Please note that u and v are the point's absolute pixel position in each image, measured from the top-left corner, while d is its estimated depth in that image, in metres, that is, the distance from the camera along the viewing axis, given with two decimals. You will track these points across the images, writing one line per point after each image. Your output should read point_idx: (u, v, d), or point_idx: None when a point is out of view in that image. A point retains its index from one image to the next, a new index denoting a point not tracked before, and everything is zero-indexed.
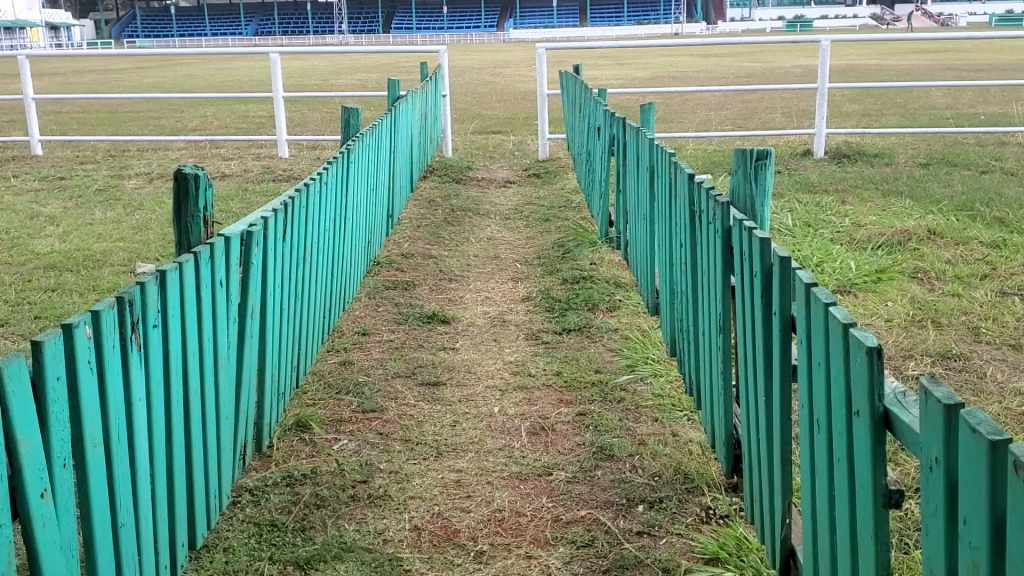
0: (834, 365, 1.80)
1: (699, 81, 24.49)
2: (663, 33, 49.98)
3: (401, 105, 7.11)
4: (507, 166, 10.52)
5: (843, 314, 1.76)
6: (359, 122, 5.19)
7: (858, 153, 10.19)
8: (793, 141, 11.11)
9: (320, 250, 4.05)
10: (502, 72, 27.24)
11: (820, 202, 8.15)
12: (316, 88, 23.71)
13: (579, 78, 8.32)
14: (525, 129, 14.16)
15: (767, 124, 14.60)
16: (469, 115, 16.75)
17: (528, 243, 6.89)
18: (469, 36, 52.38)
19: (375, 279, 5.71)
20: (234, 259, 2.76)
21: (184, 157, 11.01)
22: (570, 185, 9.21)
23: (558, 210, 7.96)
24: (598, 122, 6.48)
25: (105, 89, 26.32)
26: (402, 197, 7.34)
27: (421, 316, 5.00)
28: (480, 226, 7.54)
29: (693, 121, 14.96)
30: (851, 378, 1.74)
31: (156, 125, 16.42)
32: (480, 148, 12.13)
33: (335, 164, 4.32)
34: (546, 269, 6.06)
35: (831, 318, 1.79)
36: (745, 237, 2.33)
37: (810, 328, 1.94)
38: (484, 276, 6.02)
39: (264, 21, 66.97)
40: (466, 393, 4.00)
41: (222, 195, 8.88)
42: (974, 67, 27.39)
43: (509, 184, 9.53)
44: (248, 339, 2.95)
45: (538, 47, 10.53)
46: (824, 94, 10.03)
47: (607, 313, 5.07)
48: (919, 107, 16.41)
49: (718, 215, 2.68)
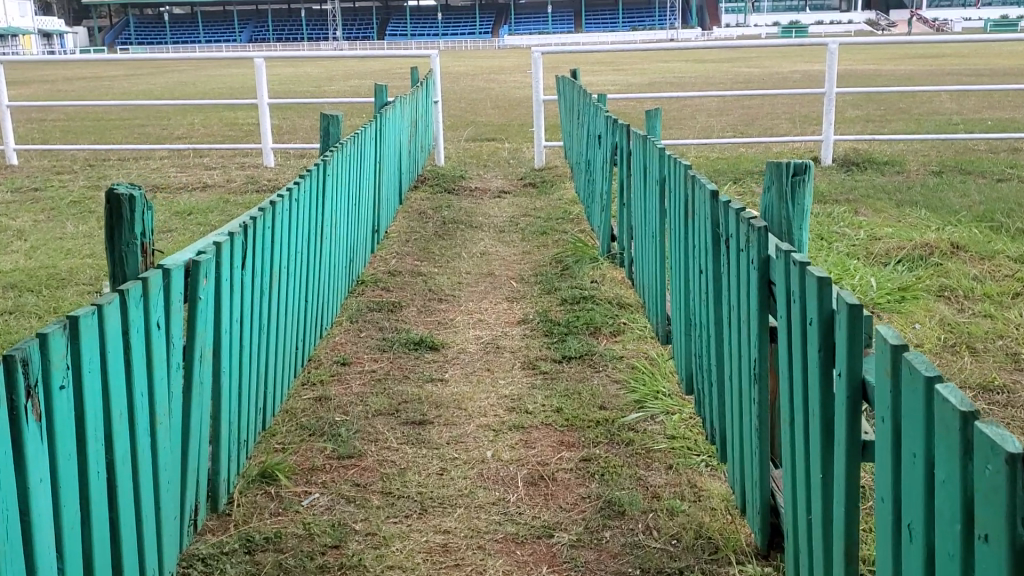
0: (942, 462, 1.38)
1: (697, 87, 24.13)
2: (659, 39, 49.69)
3: (388, 113, 6.68)
4: (502, 175, 10.11)
5: (960, 400, 1.33)
6: (339, 130, 4.75)
7: (867, 161, 9.79)
8: (799, 148, 10.71)
9: (292, 274, 3.62)
10: (496, 78, 26.86)
11: (832, 212, 7.75)
12: (309, 95, 23.34)
13: (577, 83, 7.91)
14: (521, 136, 13.77)
15: (770, 131, 14.21)
16: (463, 122, 16.32)
17: (523, 259, 6.46)
18: (463, 43, 52.05)
19: (358, 300, 5.28)
20: (176, 294, 2.33)
21: (165, 166, 10.58)
22: (568, 195, 8.80)
23: (556, 223, 7.54)
24: (597, 130, 6.06)
25: (94, 96, 25.93)
26: (389, 209, 6.92)
27: (407, 342, 4.57)
28: (473, 240, 7.12)
29: (693, 127, 14.58)
30: (974, 490, 1.31)
31: (142, 133, 15.99)
32: (474, 156, 11.72)
33: (310, 178, 3.88)
34: (544, 287, 5.63)
35: (939, 401, 1.37)
36: (795, 276, 1.91)
37: (899, 403, 1.52)
38: (477, 296, 5.59)
39: (259, 27, 66.62)
40: (455, 434, 3.56)
41: (202, 207, 8.45)
42: (975, 72, 27.05)
43: (505, 194, 9.12)
44: (197, 386, 2.52)
45: (533, 51, 10.11)
46: (832, 100, 9.63)
47: (611, 338, 4.64)
48: (923, 113, 16.01)
49: (752, 244, 2.25)
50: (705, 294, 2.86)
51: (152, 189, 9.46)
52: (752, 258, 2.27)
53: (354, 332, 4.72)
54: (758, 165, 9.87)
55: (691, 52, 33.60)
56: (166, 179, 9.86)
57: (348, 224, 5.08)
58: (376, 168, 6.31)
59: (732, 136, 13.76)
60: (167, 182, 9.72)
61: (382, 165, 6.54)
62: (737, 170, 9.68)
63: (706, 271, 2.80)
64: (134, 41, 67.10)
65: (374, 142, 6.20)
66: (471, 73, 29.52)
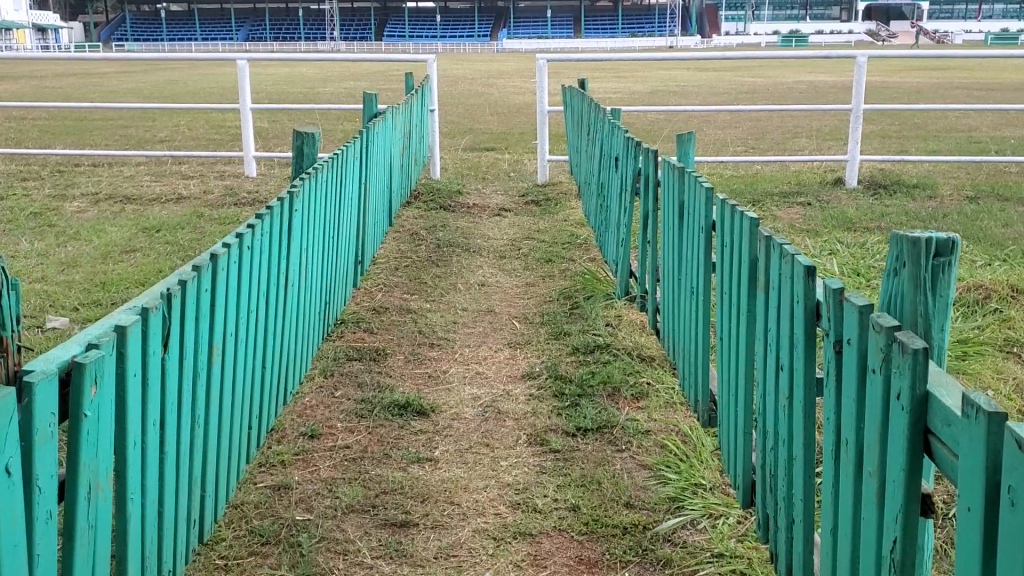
0: None
1: (701, 97, 23.46)
2: (658, 46, 49.16)
3: (377, 125, 5.95)
4: (503, 191, 9.39)
5: None
6: (314, 150, 4.02)
7: (896, 183, 9.06)
8: (820, 167, 9.99)
9: (245, 337, 2.89)
10: (495, 83, 26.15)
11: (866, 243, 7.05)
12: (302, 99, 22.60)
13: (586, 93, 7.18)
14: (522, 147, 13.05)
15: (783, 145, 13.50)
16: (460, 130, 15.59)
17: (526, 293, 5.73)
18: (462, 45, 51.43)
19: (336, 344, 4.55)
20: (43, 416, 1.59)
21: (140, 174, 9.82)
22: (575, 215, 8.09)
23: (562, 249, 6.83)
24: (614, 152, 5.34)
25: (80, 94, 25.17)
26: (376, 231, 6.19)
27: (391, 406, 3.84)
28: (471, 268, 6.38)
29: (701, 140, 13.89)
30: None
31: (123, 135, 15.23)
32: (471, 168, 10.97)
33: (277, 213, 3.17)
34: (551, 331, 4.90)
35: None
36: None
37: None
38: (474, 339, 4.87)
39: (256, 26, 65.97)
40: (446, 544, 2.83)
41: (172, 222, 7.70)
42: (983, 86, 26.40)
43: (505, 213, 8.38)
44: (83, 531, 1.79)
45: (538, 58, 9.38)
46: (858, 117, 8.90)
47: (633, 404, 3.90)
48: (940, 129, 15.33)
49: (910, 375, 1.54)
50: (787, 395, 2.15)
51: (122, 200, 8.69)
52: (900, 392, 1.57)
53: (328, 390, 3.98)
54: (778, 185, 9.15)
55: (694, 60, 32.97)
56: (139, 189, 9.11)
57: (324, 257, 4.34)
58: (363, 186, 5.59)
59: (743, 151, 13.05)
60: (139, 192, 8.96)
61: (370, 182, 5.82)
62: (755, 191, 8.96)
63: (792, 366, 2.09)
64: (130, 37, 66.34)
65: (361, 158, 5.48)
66: (469, 77, 28.80)
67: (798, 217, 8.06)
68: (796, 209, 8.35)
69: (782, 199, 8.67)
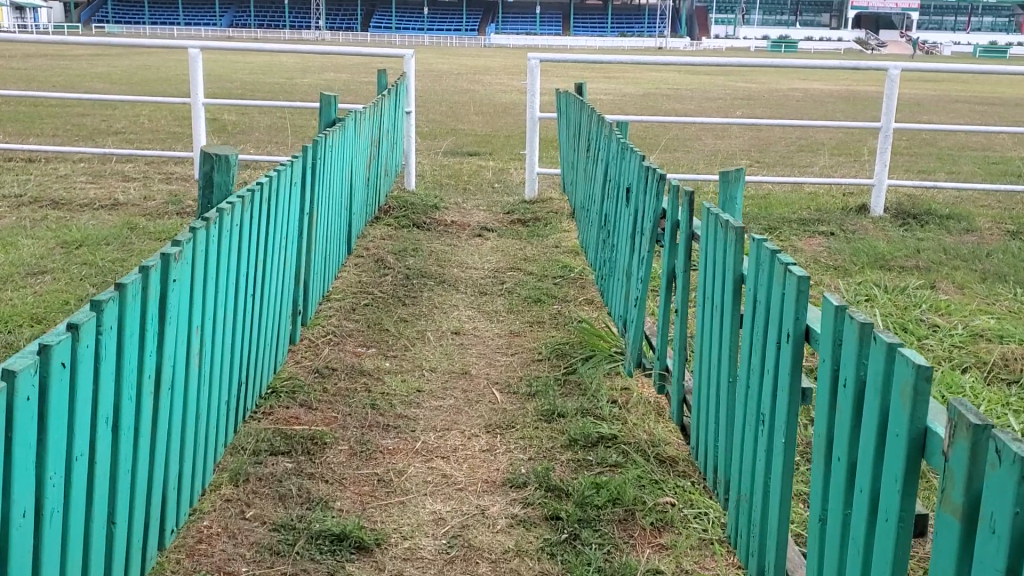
0: None
1: (695, 101, 22.43)
2: (648, 48, 48.23)
3: (332, 134, 4.85)
4: (486, 206, 8.35)
5: None
6: (229, 180, 2.94)
7: (926, 212, 8.07)
8: (837, 192, 9.02)
9: (74, 495, 1.81)
10: (481, 80, 25.03)
11: (906, 288, 6.08)
12: (277, 91, 21.41)
13: (586, 103, 6.16)
14: (507, 154, 11.99)
15: (789, 159, 12.50)
16: (441, 130, 14.49)
17: (510, 348, 4.67)
18: (449, 40, 50.28)
19: (264, 428, 3.48)
20: None
21: (75, 174, 8.66)
22: (567, 240, 7.09)
23: (552, 286, 5.79)
24: (624, 181, 4.30)
25: (45, 77, 23.82)
26: (329, 261, 5.08)
27: (321, 538, 2.78)
28: (444, 308, 5.32)
29: (701, 151, 12.89)
30: None
31: (76, 123, 14.03)
32: (451, 177, 9.91)
33: (155, 284, 2.11)
34: (540, 407, 3.84)
35: None
36: None
37: None
38: (443, 414, 3.81)
39: (239, 14, 64.58)
40: None
41: (98, 235, 6.59)
42: (983, 100, 25.56)
43: (486, 233, 7.34)
44: None
45: (531, 57, 8.32)
46: (888, 137, 7.89)
47: (653, 539, 2.85)
48: (952, 146, 14.38)
49: None
50: None
51: (48, 204, 7.56)
52: None
53: (237, 510, 2.92)
54: (794, 209, 8.15)
55: (687, 65, 31.99)
56: (71, 191, 7.97)
57: (255, 315, 3.26)
58: (316, 211, 4.49)
59: (746, 164, 12.06)
60: (70, 195, 7.83)
61: (323, 202, 4.71)
62: (770, 215, 7.95)
63: None
64: (109, 19, 64.67)
65: (313, 176, 4.37)
66: (454, 72, 27.67)
67: (822, 250, 7.06)
68: (819, 240, 7.35)
69: (801, 226, 7.66)
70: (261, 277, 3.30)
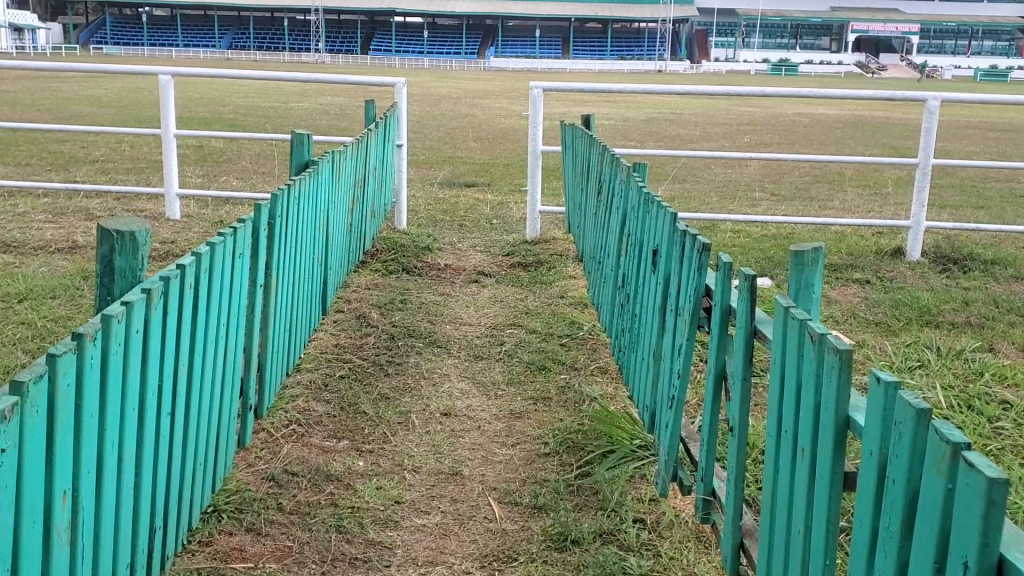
0: None
1: (700, 127, 21.71)
2: (647, 73, 47.70)
3: (304, 179, 4.09)
4: (484, 246, 7.63)
5: None
6: (136, 267, 2.24)
7: (969, 255, 7.32)
8: (866, 234, 8.28)
9: None
10: (481, 104, 24.40)
11: (962, 351, 5.33)
12: (270, 115, 20.76)
13: (597, 141, 5.46)
14: (506, 185, 11.27)
15: (805, 191, 11.75)
16: (437, 158, 13.77)
17: (510, 434, 3.89)
18: (448, 63, 49.81)
19: (197, 570, 2.71)
20: None
21: (35, 211, 7.93)
22: (574, 288, 6.34)
23: (559, 349, 5.00)
24: (649, 242, 3.54)
25: (33, 100, 23.17)
26: (300, 325, 4.27)
27: None
28: (433, 378, 4.53)
29: (712, 182, 12.17)
30: None
31: (53, 150, 13.33)
32: (447, 212, 9.18)
33: None
34: (549, 529, 3.06)
35: None
36: None
37: None
38: (426, 537, 3.02)
39: (238, 36, 64.36)
40: None
41: (45, 285, 5.84)
42: (994, 125, 24.91)
43: (483, 280, 6.60)
44: None
45: (532, 87, 7.60)
46: (926, 174, 7.16)
47: None
48: (975, 177, 13.63)
49: None
50: None
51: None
52: None
53: None
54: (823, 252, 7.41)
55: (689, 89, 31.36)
56: (25, 231, 7.24)
57: (180, 429, 2.46)
58: (284, 271, 3.69)
59: (761, 195, 11.33)
60: (24, 236, 7.09)
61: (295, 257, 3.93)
62: None
63: None
64: (109, 42, 64.46)
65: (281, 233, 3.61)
66: (452, 96, 27.02)
67: (859, 303, 6.32)
68: (854, 290, 6.61)
69: (832, 273, 6.93)
70: (195, 378, 2.53)
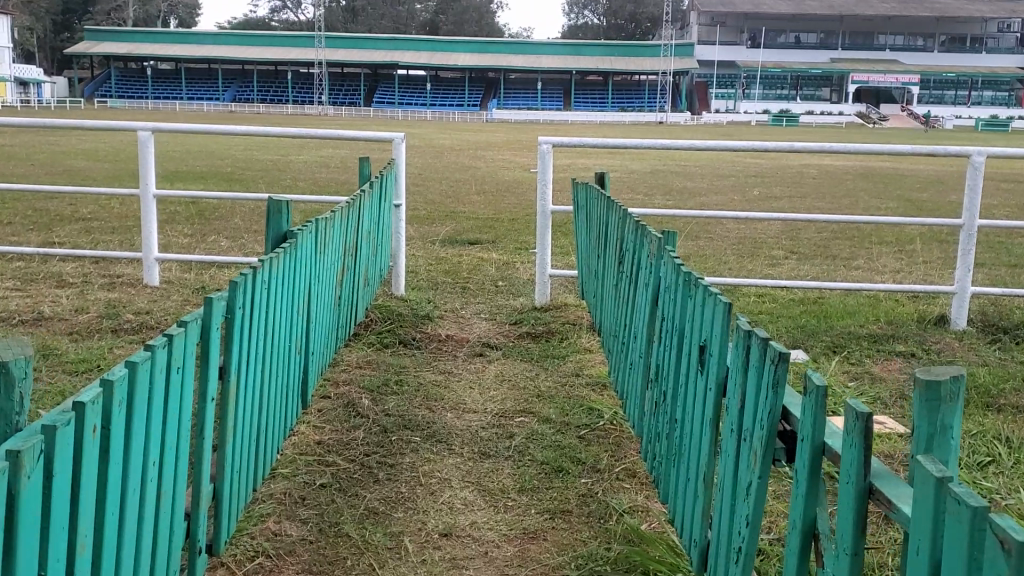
0: None
1: (707, 179, 21.20)
2: (650, 124, 47.51)
3: (282, 253, 3.47)
4: (489, 313, 7.00)
5: None
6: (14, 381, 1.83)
7: (1020, 323, 6.68)
8: (903, 299, 7.66)
9: None
10: (483, 156, 23.96)
11: None
12: (269, 169, 20.28)
13: (616, 202, 4.84)
14: (511, 243, 10.68)
15: (825, 248, 11.14)
16: (439, 214, 13.21)
17: (524, 562, 3.22)
18: (450, 115, 49.69)
19: None
20: None
21: (2, 277, 7.32)
22: (590, 362, 5.69)
23: (578, 444, 4.34)
24: (695, 335, 2.90)
25: (28, 153, 22.72)
26: (274, 425, 3.62)
27: None
28: (432, 483, 3.87)
29: (727, 239, 11.58)
30: None
31: (38, 207, 12.77)
32: (448, 274, 8.57)
33: None
34: None
35: None
36: None
37: None
38: None
39: (241, 90, 64.50)
40: None
41: None
42: (1005, 176, 24.39)
43: (488, 352, 5.97)
44: None
45: (541, 142, 7.04)
46: (971, 237, 6.55)
47: None
48: (1000, 232, 13.02)
49: None
50: None
51: None
52: None
53: None
54: (860, 320, 6.78)
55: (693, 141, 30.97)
56: None
57: None
58: (252, 369, 3.05)
59: (780, 253, 10.72)
60: None
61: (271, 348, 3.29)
62: (830, 330, 6.58)
63: None
64: (113, 95, 64.57)
65: (251, 325, 2.98)
66: (455, 149, 26.64)
67: (908, 381, 5.67)
68: (899, 365, 5.95)
69: (872, 344, 6.28)
70: (115, 542, 1.89)
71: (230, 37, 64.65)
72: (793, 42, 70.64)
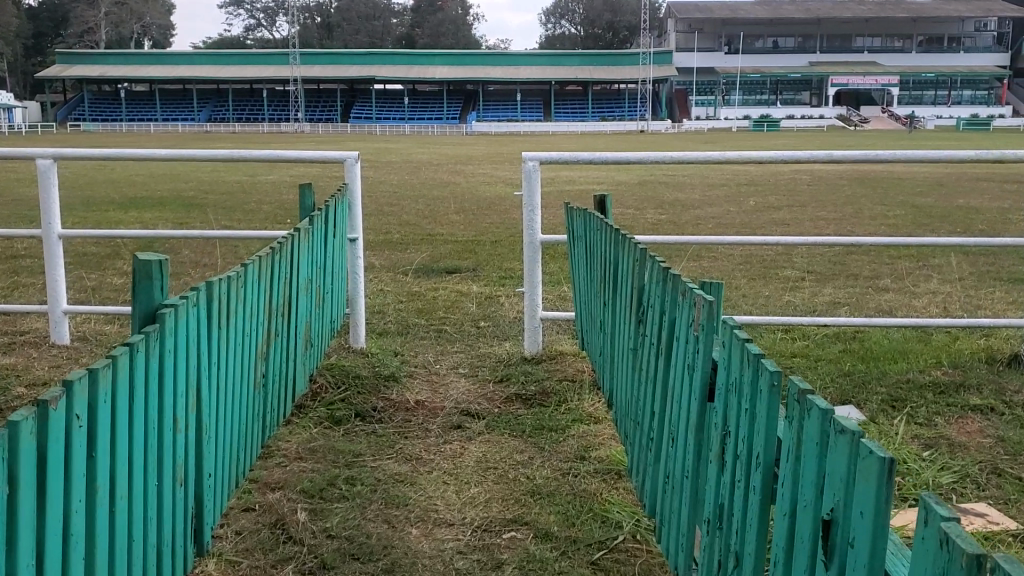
0: None
1: (698, 190, 20.08)
2: (632, 133, 46.55)
3: (147, 341, 2.26)
4: (470, 366, 5.77)
5: None
6: None
7: None
8: (956, 331, 6.51)
9: None
10: (463, 171, 22.77)
11: None
12: (235, 191, 18.98)
13: (630, 236, 3.65)
14: (494, 270, 9.46)
15: (844, 266, 10.00)
16: (414, 237, 11.98)
17: None
18: (429, 129, 48.55)
19: None
20: None
21: None
22: (596, 438, 4.47)
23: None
24: (809, 488, 1.69)
25: None
26: None
27: None
28: None
29: (733, 258, 10.42)
30: None
31: None
32: (423, 314, 7.33)
33: None
34: None
35: None
36: None
37: None
38: None
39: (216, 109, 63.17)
40: None
41: None
42: (1003, 176, 23.46)
43: (467, 424, 4.74)
44: None
45: (527, 158, 5.86)
46: None
47: None
48: None
49: None
50: None
51: None
52: None
53: None
54: (917, 365, 5.60)
55: None
56: None
57: None
58: (68, 558, 1.83)
59: (794, 272, 9.57)
60: None
61: (118, 504, 2.07)
62: (884, 378, 5.39)
63: None
64: (85, 118, 63.05)
65: (62, 481, 1.78)
66: (433, 164, 25.45)
67: (997, 448, 4.48)
68: (979, 425, 4.77)
69: (938, 398, 5.10)
70: None
71: (202, 55, 63.30)
72: (772, 46, 69.98)
